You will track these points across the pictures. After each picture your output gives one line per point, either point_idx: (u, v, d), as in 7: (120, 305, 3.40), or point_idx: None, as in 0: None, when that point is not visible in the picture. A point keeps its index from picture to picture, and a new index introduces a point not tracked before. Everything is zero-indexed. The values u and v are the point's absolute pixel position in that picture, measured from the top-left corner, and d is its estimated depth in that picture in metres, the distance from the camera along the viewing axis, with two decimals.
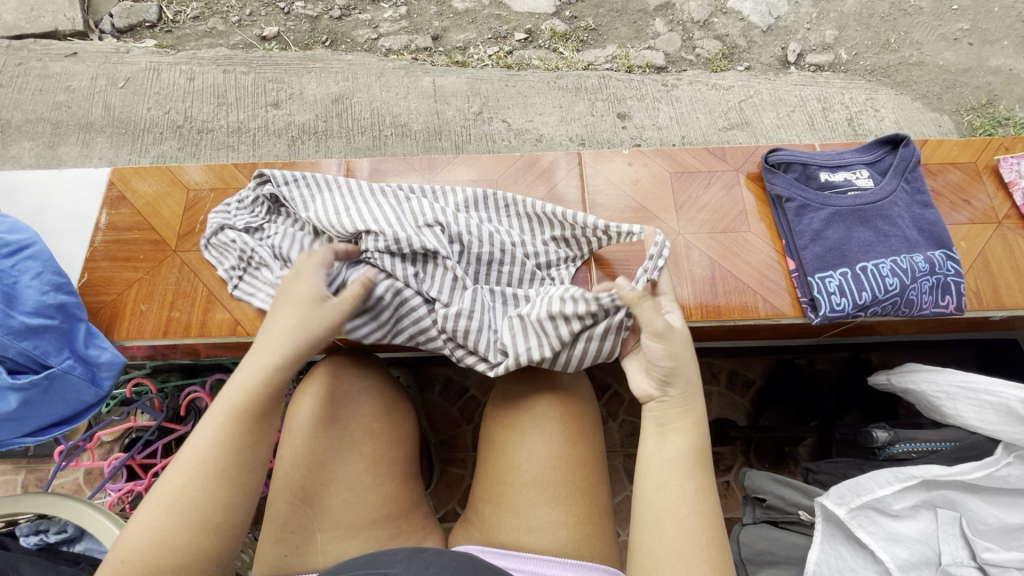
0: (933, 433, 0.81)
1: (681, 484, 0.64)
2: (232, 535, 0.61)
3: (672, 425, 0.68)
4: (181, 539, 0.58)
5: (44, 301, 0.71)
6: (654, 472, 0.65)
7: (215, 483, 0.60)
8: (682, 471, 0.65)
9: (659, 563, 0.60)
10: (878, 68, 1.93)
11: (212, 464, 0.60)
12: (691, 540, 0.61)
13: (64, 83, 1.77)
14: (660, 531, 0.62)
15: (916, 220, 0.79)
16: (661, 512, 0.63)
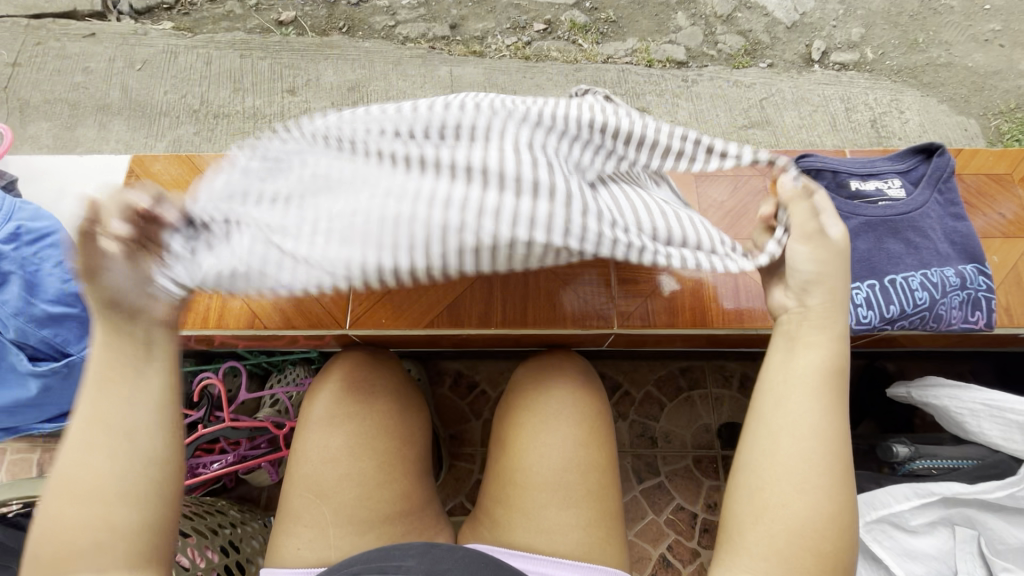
0: (954, 450, 0.79)
1: (803, 401, 0.57)
2: (144, 479, 0.55)
3: (803, 337, 0.61)
4: (80, 511, 0.53)
5: (64, 291, 0.75)
6: (779, 384, 0.59)
7: (107, 435, 0.55)
8: (805, 383, 0.58)
9: (768, 483, 0.56)
10: (904, 68, 1.88)
11: (98, 422, 0.56)
12: (814, 458, 0.55)
13: (83, 63, 1.77)
14: (772, 448, 0.57)
15: (948, 233, 0.77)
16: (781, 431, 0.57)
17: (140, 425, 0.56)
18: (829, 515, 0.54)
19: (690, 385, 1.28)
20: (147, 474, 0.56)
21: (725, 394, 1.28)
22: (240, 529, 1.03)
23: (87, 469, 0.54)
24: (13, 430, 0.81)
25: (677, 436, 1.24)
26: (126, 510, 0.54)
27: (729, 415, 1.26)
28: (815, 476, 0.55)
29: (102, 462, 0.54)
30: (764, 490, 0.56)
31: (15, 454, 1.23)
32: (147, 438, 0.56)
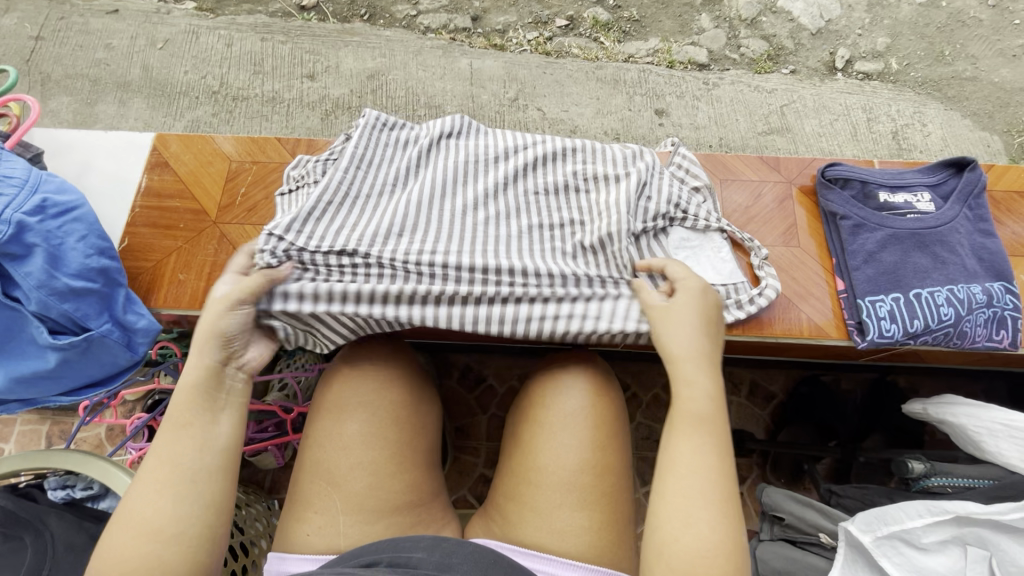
0: (973, 469, 0.79)
1: (699, 448, 0.63)
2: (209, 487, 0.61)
3: (689, 376, 0.68)
4: (156, 508, 0.59)
5: (87, 265, 0.71)
6: (684, 440, 0.64)
7: (185, 445, 0.62)
8: (687, 428, 0.65)
9: (681, 514, 0.60)
10: (929, 80, 1.85)
11: (181, 427, 0.63)
12: (720, 494, 0.61)
13: (105, 40, 1.77)
14: (682, 491, 0.61)
15: (976, 249, 0.77)
16: (673, 475, 0.63)
17: (212, 443, 0.63)
18: (726, 543, 0.59)
19: None
20: (201, 490, 0.61)
21: (733, 401, 1.27)
22: (244, 511, 1.03)
23: (175, 482, 0.60)
24: (29, 405, 0.77)
25: None
26: (196, 515, 0.59)
27: (736, 422, 1.25)
28: (713, 509, 0.60)
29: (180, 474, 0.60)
30: (662, 519, 0.61)
31: (25, 425, 1.24)
32: (216, 455, 0.63)
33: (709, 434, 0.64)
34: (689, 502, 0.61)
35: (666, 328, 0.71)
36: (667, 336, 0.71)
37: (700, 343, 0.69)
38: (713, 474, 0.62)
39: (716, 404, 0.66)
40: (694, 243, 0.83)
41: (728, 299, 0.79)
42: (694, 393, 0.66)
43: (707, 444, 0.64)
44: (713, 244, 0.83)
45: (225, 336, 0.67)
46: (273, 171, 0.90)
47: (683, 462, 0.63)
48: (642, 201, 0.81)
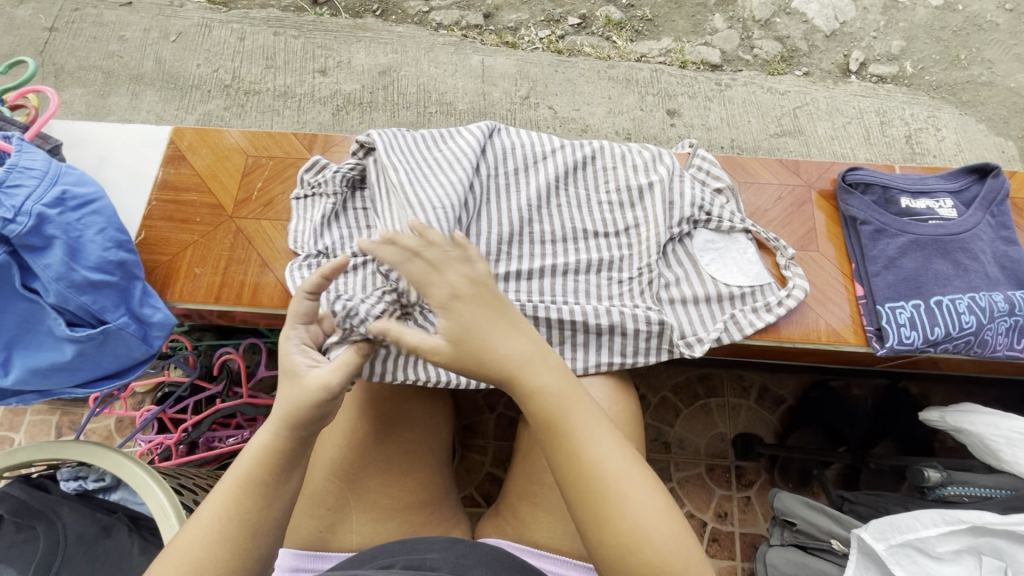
0: (989, 478, 0.79)
1: (625, 476, 0.56)
2: (263, 542, 0.58)
3: (561, 405, 0.58)
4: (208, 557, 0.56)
5: (105, 258, 0.71)
6: (592, 480, 0.56)
7: (249, 502, 0.58)
8: (567, 440, 0.57)
9: (641, 551, 0.54)
10: (944, 84, 1.84)
11: (247, 485, 0.58)
12: (665, 509, 0.56)
13: (118, 32, 1.78)
14: (629, 533, 0.55)
15: (998, 257, 0.76)
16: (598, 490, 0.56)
17: (278, 501, 0.59)
18: (666, 519, 0.56)
19: (708, 393, 1.27)
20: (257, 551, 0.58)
21: (743, 404, 1.26)
22: None
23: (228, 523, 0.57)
24: (43, 396, 0.77)
25: (691, 443, 1.23)
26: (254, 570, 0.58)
27: (746, 426, 1.24)
28: (652, 489, 0.57)
29: (237, 524, 0.57)
30: (605, 518, 0.55)
31: (35, 415, 1.25)
32: (282, 512, 0.60)
33: (612, 457, 0.57)
34: (634, 532, 0.55)
35: (494, 337, 0.59)
36: (505, 344, 0.59)
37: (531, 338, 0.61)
38: (643, 494, 0.56)
39: (573, 391, 0.60)
40: (719, 245, 0.83)
41: (756, 302, 0.80)
42: (573, 422, 0.58)
43: (618, 470, 0.57)
44: (739, 247, 0.82)
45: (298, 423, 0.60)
46: (289, 167, 0.90)
47: (608, 502, 0.55)
48: (664, 213, 0.81)
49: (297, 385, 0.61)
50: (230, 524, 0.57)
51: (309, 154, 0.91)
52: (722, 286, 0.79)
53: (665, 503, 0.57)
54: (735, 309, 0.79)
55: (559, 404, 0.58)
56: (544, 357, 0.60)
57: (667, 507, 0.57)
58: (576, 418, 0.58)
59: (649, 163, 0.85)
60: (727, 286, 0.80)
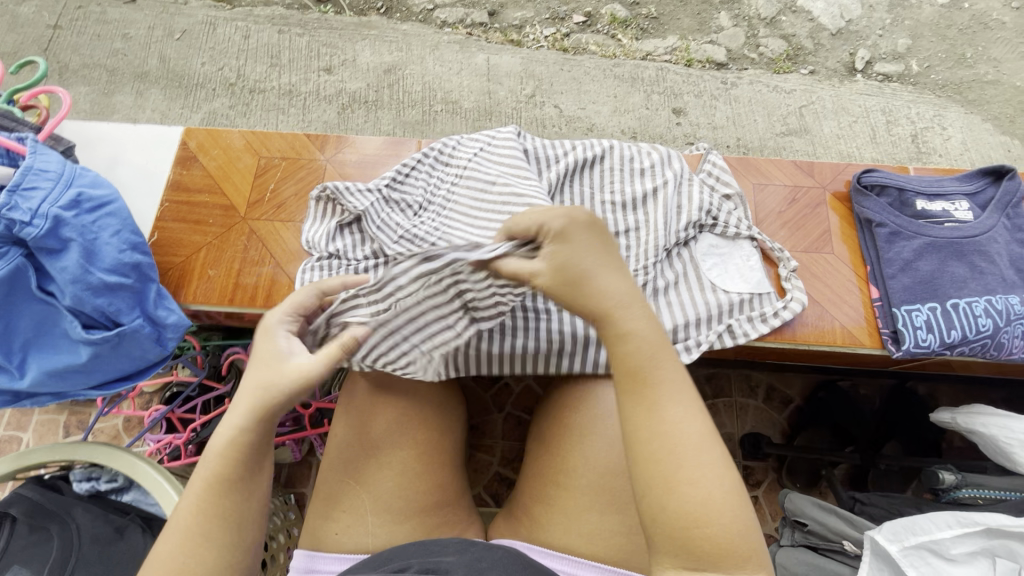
0: (1002, 481, 0.79)
1: (695, 452, 0.54)
2: (242, 537, 0.59)
3: (652, 359, 0.58)
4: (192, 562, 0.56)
5: (121, 260, 0.71)
6: (657, 440, 0.55)
7: (223, 499, 0.58)
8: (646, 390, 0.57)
9: (699, 521, 0.52)
10: (950, 83, 1.83)
11: (217, 483, 0.58)
12: (731, 489, 0.54)
13: (122, 30, 1.77)
14: (691, 498, 0.53)
15: (1014, 260, 0.76)
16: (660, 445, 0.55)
17: (251, 495, 0.60)
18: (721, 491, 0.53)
19: (716, 393, 1.27)
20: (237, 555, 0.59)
21: (750, 404, 1.26)
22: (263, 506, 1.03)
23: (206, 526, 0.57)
24: (58, 398, 0.77)
25: None
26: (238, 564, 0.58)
27: (754, 426, 1.24)
28: (717, 470, 0.54)
29: (215, 522, 0.58)
30: (673, 482, 0.54)
31: (44, 415, 1.25)
32: (259, 502, 0.61)
33: (685, 422, 0.56)
34: (699, 504, 0.53)
35: (599, 272, 0.62)
36: (600, 283, 0.61)
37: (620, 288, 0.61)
38: (709, 472, 0.54)
39: (660, 347, 0.59)
40: (721, 251, 0.82)
41: (753, 310, 0.79)
42: (663, 375, 0.57)
43: (692, 436, 0.55)
44: (741, 253, 0.81)
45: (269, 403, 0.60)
46: (301, 167, 0.90)
47: (680, 469, 0.54)
48: (668, 216, 0.80)
49: (276, 367, 0.61)
50: (205, 525, 0.57)
51: (320, 155, 0.91)
52: (721, 292, 0.78)
53: (730, 487, 0.54)
54: (733, 318, 0.78)
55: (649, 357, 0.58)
56: (626, 305, 0.60)
57: (732, 492, 0.54)
58: (666, 373, 0.57)
59: (657, 166, 0.84)
60: (726, 293, 0.78)
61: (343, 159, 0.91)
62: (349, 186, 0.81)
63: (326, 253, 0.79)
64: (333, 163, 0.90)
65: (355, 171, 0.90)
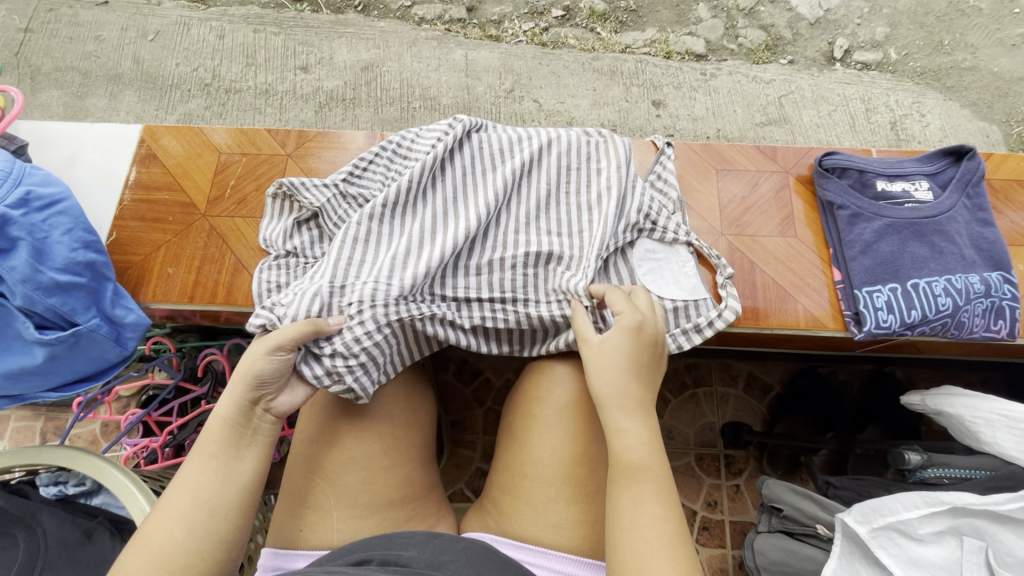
0: (968, 460, 0.79)
1: (668, 540, 0.59)
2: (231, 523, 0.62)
3: (629, 428, 0.66)
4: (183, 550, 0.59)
5: (74, 259, 0.70)
6: (631, 518, 0.61)
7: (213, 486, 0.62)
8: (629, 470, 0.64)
9: None
10: (928, 70, 1.84)
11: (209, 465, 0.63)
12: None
13: (95, 32, 1.75)
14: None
15: (974, 239, 0.76)
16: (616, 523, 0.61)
17: (235, 480, 0.64)
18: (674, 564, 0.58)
19: (696, 382, 1.27)
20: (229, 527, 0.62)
21: (730, 393, 1.26)
22: None
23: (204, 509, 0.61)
24: (16, 401, 0.76)
25: (680, 433, 1.23)
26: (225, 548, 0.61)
27: (734, 414, 1.24)
28: (677, 555, 0.59)
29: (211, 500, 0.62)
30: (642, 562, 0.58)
31: (19, 421, 1.24)
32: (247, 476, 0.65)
33: (662, 512, 0.61)
34: None
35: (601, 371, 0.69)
36: (620, 415, 0.67)
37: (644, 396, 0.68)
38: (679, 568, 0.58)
39: (655, 449, 0.65)
40: (659, 256, 0.82)
41: (691, 318, 0.78)
42: (648, 473, 0.64)
43: (666, 524, 0.61)
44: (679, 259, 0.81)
45: (259, 378, 0.66)
46: (263, 163, 0.89)
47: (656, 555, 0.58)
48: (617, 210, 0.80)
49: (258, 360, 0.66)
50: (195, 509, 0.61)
51: (283, 150, 0.90)
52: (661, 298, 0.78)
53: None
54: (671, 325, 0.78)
55: (639, 457, 0.64)
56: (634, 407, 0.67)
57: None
58: (653, 469, 0.64)
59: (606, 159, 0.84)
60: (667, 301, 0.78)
61: (307, 154, 0.90)
62: (305, 182, 0.80)
63: (282, 251, 0.79)
64: (296, 158, 0.90)
65: (319, 165, 0.89)
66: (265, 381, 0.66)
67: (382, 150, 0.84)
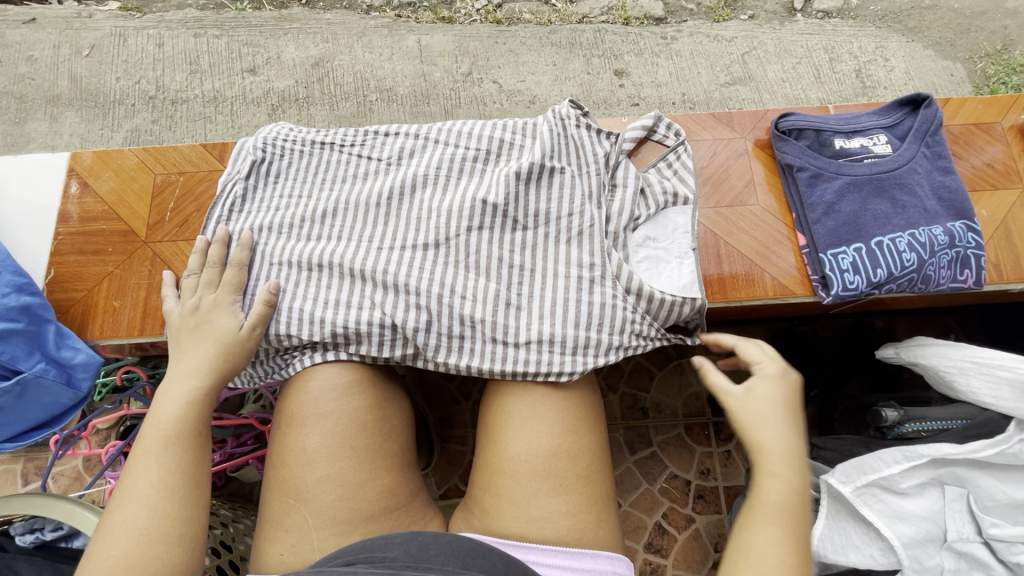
0: (945, 411, 0.81)
1: (765, 541, 0.62)
2: (192, 512, 0.65)
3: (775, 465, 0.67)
4: (145, 561, 0.61)
5: (8, 305, 0.72)
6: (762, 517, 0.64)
7: (174, 460, 0.66)
8: (765, 515, 0.64)
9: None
10: (889, 12, 1.81)
11: (172, 445, 0.67)
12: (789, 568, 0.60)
13: (25, 52, 1.66)
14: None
15: (936, 188, 0.76)
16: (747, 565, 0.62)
17: (206, 402, 0.71)
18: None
19: (680, 353, 1.27)
20: (195, 464, 0.68)
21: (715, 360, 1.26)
22: (233, 528, 1.03)
23: (156, 506, 0.64)
24: None
25: (668, 406, 1.23)
26: (197, 540, 0.65)
27: None
28: (777, 535, 0.62)
29: (161, 496, 0.64)
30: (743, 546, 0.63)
31: None
32: (204, 407, 0.71)
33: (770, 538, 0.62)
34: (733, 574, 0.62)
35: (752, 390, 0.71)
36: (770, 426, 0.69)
37: (794, 441, 0.68)
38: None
39: (792, 487, 0.65)
40: (660, 245, 0.81)
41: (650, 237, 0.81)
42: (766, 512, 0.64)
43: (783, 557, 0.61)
44: (678, 253, 0.79)
45: (235, 292, 0.76)
46: (202, 181, 0.86)
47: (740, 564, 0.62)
48: (574, 180, 0.80)
49: (224, 309, 0.75)
50: (150, 511, 0.63)
51: (221, 164, 0.88)
52: (649, 291, 0.76)
53: None
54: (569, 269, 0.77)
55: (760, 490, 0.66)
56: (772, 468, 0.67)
57: None
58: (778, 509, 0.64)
59: (582, 151, 0.82)
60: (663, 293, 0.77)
61: None
62: (230, 215, 0.82)
63: None
64: None
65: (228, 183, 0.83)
66: (234, 294, 0.76)
67: (258, 181, 0.84)
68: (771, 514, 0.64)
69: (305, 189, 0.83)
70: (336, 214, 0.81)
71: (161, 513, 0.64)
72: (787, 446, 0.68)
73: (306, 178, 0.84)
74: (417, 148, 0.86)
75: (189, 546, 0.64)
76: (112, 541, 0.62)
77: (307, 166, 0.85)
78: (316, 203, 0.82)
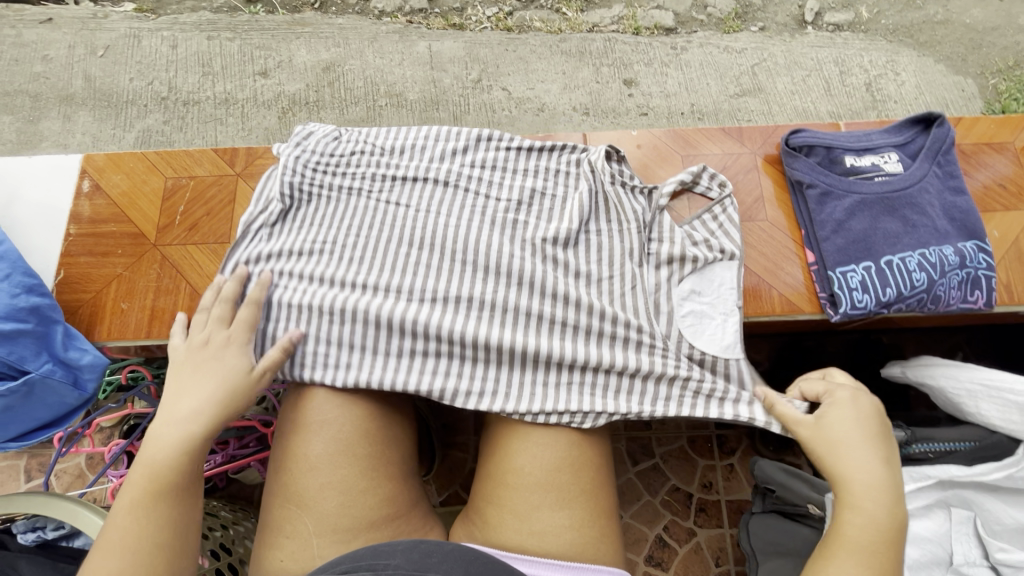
0: (952, 432, 0.79)
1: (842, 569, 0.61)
2: (188, 516, 0.65)
3: (870, 494, 0.65)
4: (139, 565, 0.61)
5: (16, 305, 0.72)
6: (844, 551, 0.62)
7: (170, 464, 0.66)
8: (845, 546, 0.63)
9: None
10: (900, 27, 1.80)
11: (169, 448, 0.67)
12: None
13: (40, 52, 1.68)
14: None
15: (947, 208, 0.76)
16: None
17: None
18: None
19: None
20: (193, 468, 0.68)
21: None
22: (233, 530, 1.02)
23: (151, 509, 0.63)
24: None
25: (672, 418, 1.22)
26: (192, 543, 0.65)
27: None
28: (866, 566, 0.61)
29: (156, 500, 0.64)
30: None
31: None
32: None
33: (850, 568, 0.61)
34: None
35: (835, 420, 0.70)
36: (857, 457, 0.67)
37: (886, 474, 0.66)
38: None
39: (883, 520, 0.63)
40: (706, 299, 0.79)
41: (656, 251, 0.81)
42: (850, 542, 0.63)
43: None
44: (724, 311, 0.78)
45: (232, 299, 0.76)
46: (212, 185, 0.87)
47: None
48: (619, 241, 0.81)
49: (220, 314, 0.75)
50: (143, 513, 0.63)
51: (232, 169, 0.89)
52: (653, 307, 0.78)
53: None
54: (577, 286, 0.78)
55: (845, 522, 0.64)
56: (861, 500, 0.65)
57: None
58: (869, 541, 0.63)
59: (622, 207, 0.83)
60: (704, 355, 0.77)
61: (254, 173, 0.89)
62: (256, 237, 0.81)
63: None
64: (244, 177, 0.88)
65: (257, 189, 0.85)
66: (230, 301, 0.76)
67: (289, 211, 0.82)
68: (854, 546, 0.62)
69: (334, 231, 0.81)
70: (360, 261, 0.79)
71: (156, 516, 0.63)
72: (877, 480, 0.65)
73: (336, 218, 0.82)
74: (451, 199, 0.84)
75: (184, 549, 0.64)
76: (105, 543, 0.62)
77: (339, 206, 0.83)
78: (340, 245, 0.80)
